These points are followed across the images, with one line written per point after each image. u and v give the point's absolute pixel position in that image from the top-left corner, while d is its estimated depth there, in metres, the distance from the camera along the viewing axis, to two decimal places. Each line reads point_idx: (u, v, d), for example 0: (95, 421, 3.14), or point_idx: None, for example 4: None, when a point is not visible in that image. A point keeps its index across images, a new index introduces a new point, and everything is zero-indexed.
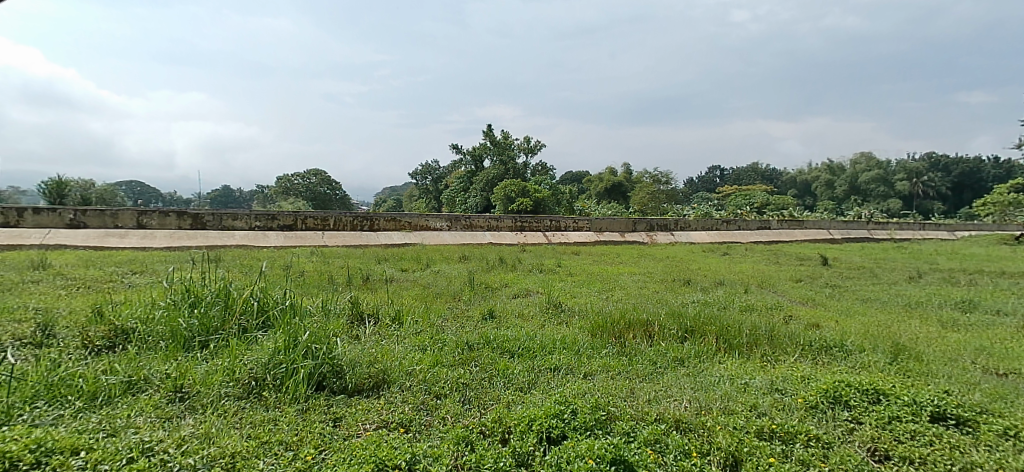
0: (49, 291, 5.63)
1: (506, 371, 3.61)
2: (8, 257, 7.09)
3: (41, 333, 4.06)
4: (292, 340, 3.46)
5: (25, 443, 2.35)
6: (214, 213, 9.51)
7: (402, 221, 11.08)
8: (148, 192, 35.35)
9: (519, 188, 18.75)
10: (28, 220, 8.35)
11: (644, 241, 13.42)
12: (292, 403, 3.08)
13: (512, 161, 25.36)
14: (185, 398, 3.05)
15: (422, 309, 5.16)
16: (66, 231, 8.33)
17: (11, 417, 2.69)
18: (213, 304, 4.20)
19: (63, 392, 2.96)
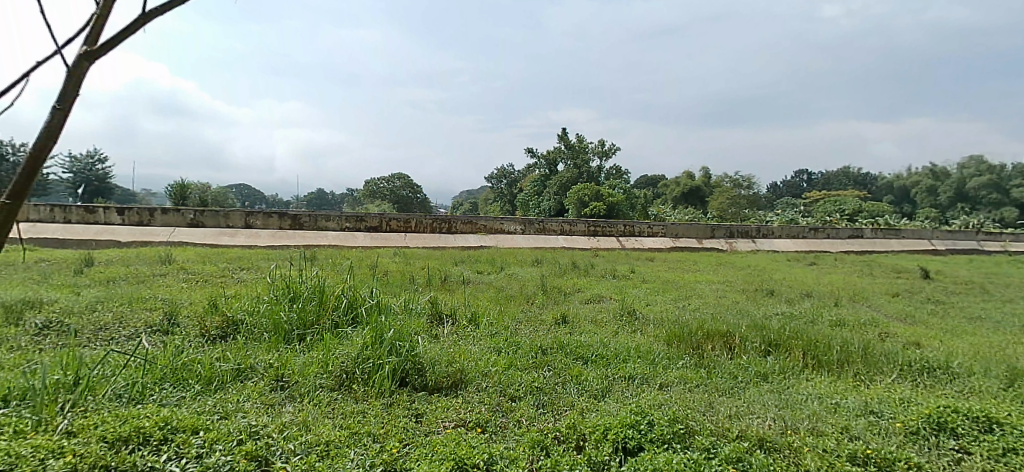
0: (175, 283, 6.27)
1: (580, 377, 3.63)
2: (141, 252, 7.96)
3: (168, 321, 4.53)
4: (379, 337, 3.67)
5: (156, 420, 2.60)
6: (310, 214, 10.15)
7: (478, 224, 11.32)
8: (250, 193, 38.24)
9: (592, 192, 18.57)
10: (158, 219, 9.28)
11: (724, 248, 12.93)
12: (378, 396, 3.26)
13: (586, 165, 25.14)
14: (285, 387, 3.32)
15: (497, 311, 5.26)
16: (188, 230, 9.24)
17: (144, 396, 3.03)
18: (309, 300, 4.50)
19: (186, 376, 3.29)
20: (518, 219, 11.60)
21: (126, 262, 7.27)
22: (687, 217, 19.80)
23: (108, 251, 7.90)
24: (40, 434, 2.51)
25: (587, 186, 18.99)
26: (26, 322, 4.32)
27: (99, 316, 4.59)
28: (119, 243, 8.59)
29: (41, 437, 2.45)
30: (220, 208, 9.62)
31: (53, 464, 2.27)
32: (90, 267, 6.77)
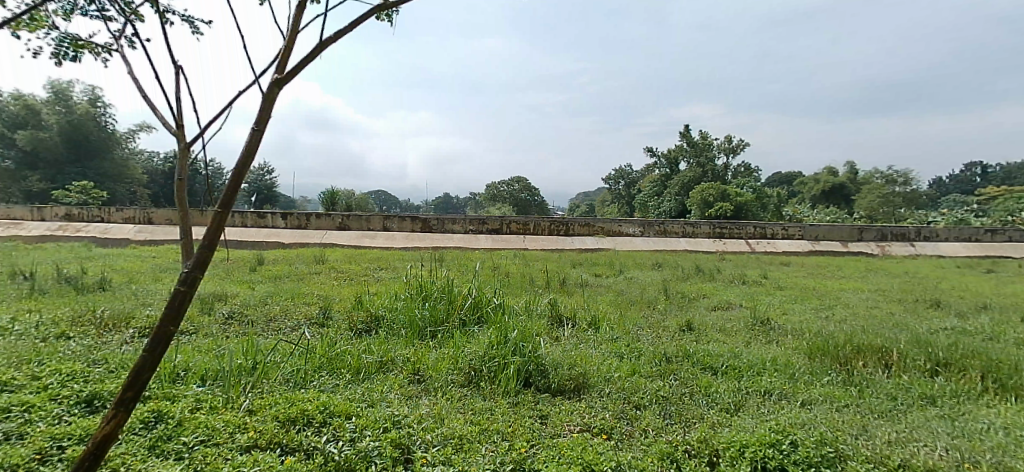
0: (325, 281, 6.90)
1: (709, 389, 3.41)
2: (299, 253, 8.88)
3: (322, 315, 4.98)
4: (503, 337, 3.72)
5: (318, 404, 2.87)
6: (439, 217, 10.68)
7: (596, 226, 11.16)
8: (384, 198, 41.08)
9: (717, 191, 17.45)
10: (313, 223, 10.32)
11: (875, 252, 11.55)
12: (504, 394, 3.29)
13: (711, 163, 23.79)
14: (421, 380, 3.48)
15: (617, 316, 5.11)
16: (337, 233, 10.20)
17: (306, 382, 3.34)
18: (439, 298, 4.68)
19: (338, 366, 3.58)
20: (637, 221, 11.20)
21: (288, 261, 8.17)
22: (830, 217, 17.96)
23: (274, 252, 8.93)
24: (230, 410, 2.87)
25: (712, 185, 17.84)
26: (216, 312, 5.00)
27: (268, 309, 5.19)
28: (282, 245, 9.69)
29: (230, 413, 2.81)
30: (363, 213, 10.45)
31: (240, 438, 2.58)
32: (259, 265, 7.71)
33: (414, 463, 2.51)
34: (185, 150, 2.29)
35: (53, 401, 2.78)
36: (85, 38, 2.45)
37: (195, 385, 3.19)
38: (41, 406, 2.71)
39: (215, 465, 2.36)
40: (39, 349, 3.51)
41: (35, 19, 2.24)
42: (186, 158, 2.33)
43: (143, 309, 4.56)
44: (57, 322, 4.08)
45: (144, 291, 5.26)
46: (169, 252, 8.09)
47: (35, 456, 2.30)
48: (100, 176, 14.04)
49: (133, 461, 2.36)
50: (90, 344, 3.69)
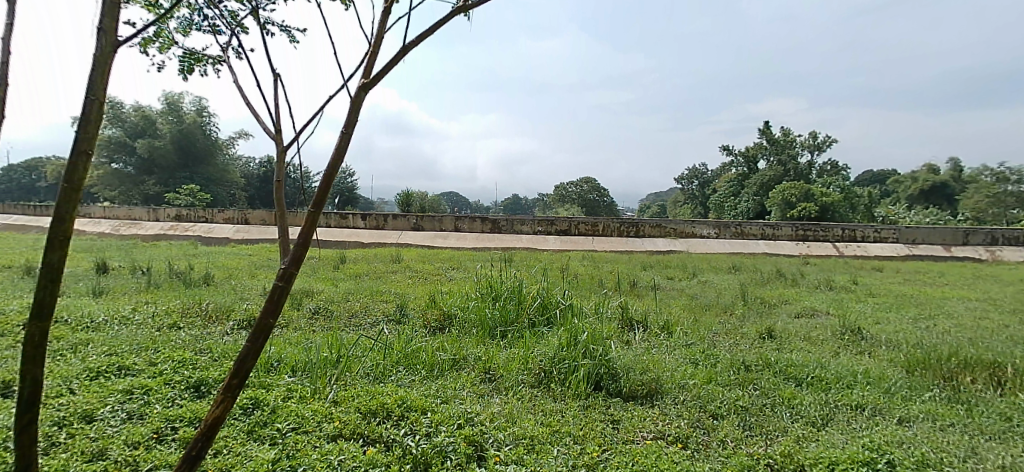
0: (400, 279, 7.14)
1: (793, 401, 3.23)
2: (377, 252, 9.25)
3: (399, 311, 5.15)
4: (574, 339, 3.69)
5: (395, 399, 2.97)
6: (508, 218, 10.76)
7: (668, 228, 10.82)
8: (455, 199, 41.96)
9: (800, 191, 16.49)
10: (389, 223, 10.72)
11: (984, 257, 10.50)
12: (575, 397, 3.27)
13: (793, 161, 22.51)
14: (492, 379, 3.51)
15: (692, 321, 4.94)
16: (411, 233, 10.53)
17: (384, 376, 3.47)
18: (509, 299, 4.71)
19: (413, 362, 3.69)
20: (711, 222, 10.71)
21: (366, 260, 8.52)
22: (930, 218, 16.52)
23: (353, 251, 9.34)
24: (317, 400, 3.03)
25: (795, 184, 16.86)
26: (302, 307, 5.30)
27: (349, 306, 5.44)
28: (362, 244, 10.13)
29: (317, 403, 2.97)
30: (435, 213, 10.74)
31: (326, 427, 2.72)
32: (341, 263, 8.09)
33: (487, 461, 2.53)
34: (283, 156, 2.45)
35: (166, 386, 3.06)
36: (200, 51, 2.65)
37: (286, 375, 3.40)
38: (157, 389, 2.99)
39: (304, 451, 2.49)
40: (155, 337, 3.89)
41: (159, 38, 2.45)
42: (284, 164, 2.48)
43: (241, 303, 4.91)
44: (169, 313, 4.48)
45: (241, 286, 5.67)
46: (261, 251, 8.67)
47: (153, 435, 2.53)
48: (206, 181, 15.26)
49: (234, 444, 2.54)
50: (196, 334, 4.03)
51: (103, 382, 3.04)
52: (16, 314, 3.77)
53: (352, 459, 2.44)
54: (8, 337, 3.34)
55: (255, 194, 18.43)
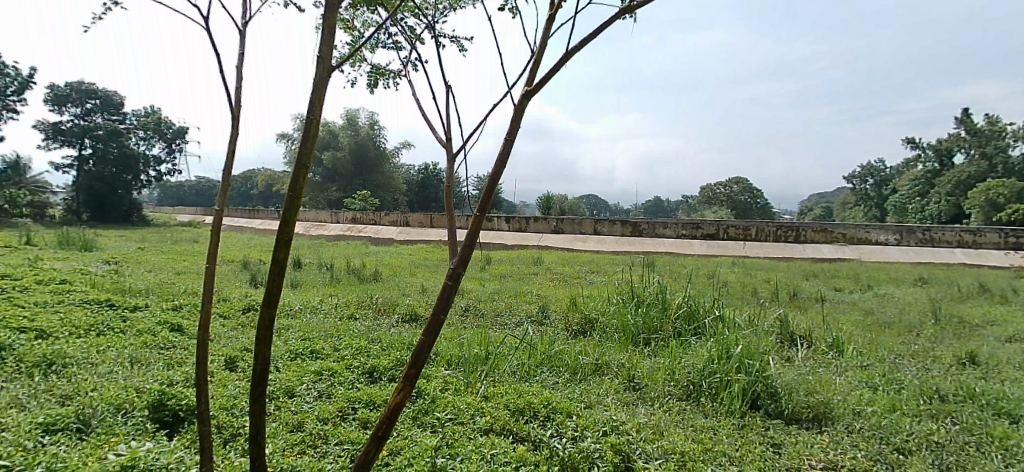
0: (542, 281, 7.23)
1: (1007, 442, 2.70)
2: (521, 254, 9.50)
3: (541, 313, 5.19)
4: (726, 352, 3.43)
5: (542, 399, 3.01)
6: (649, 221, 10.40)
7: (835, 232, 9.57)
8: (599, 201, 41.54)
9: (1012, 191, 13.63)
10: (531, 225, 11.07)
11: None
12: (728, 415, 3.04)
13: (1002, 154, 18.70)
14: (638, 388, 3.39)
15: (867, 339, 4.34)
16: (552, 236, 10.69)
17: (530, 376, 3.54)
18: (653, 305, 4.48)
19: (557, 364, 3.71)
20: (891, 227, 9.37)
21: (510, 262, 8.78)
22: None
23: (499, 252, 9.69)
24: (469, 394, 3.19)
25: (1003, 182, 14.02)
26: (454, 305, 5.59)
27: (496, 305, 5.64)
28: (507, 246, 10.52)
29: (470, 397, 3.12)
30: (576, 216, 10.82)
31: (479, 420, 2.84)
32: (487, 264, 8.45)
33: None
34: (452, 163, 2.61)
35: (346, 370, 3.43)
36: (385, 67, 2.92)
37: (442, 368, 3.62)
38: (340, 372, 3.37)
39: (461, 441, 2.61)
40: (337, 325, 4.39)
41: (353, 57, 2.75)
42: (452, 171, 2.65)
43: (403, 299, 5.33)
44: (347, 305, 5.03)
45: (403, 283, 6.16)
46: (418, 251, 9.35)
47: (337, 413, 2.86)
48: (376, 187, 17.12)
49: (402, 428, 2.76)
50: (368, 325, 4.48)
51: (299, 363, 3.50)
52: (235, 301, 4.50)
53: (504, 454, 2.51)
54: (232, 320, 4.01)
55: (414, 198, 19.96)
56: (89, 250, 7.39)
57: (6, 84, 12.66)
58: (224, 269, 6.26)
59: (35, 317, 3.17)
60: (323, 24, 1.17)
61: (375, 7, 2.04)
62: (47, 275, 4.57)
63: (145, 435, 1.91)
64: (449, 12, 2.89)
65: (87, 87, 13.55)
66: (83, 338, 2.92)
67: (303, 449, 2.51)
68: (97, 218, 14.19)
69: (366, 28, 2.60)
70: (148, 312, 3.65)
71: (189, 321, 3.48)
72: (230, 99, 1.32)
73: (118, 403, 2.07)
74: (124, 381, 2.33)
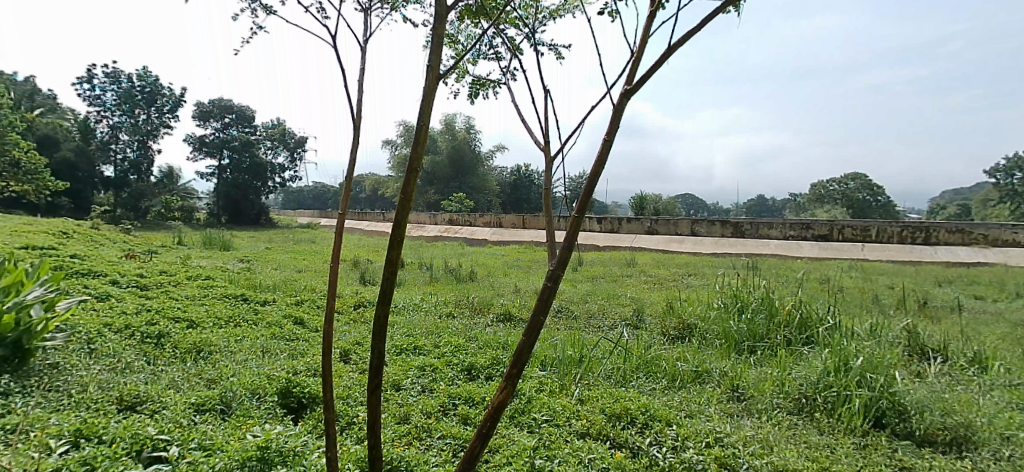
0: (636, 283, 7.03)
1: None
2: (614, 255, 9.33)
3: (636, 317, 5.04)
4: (844, 364, 3.15)
5: (639, 405, 2.93)
6: (752, 221, 9.78)
7: (974, 233, 8.50)
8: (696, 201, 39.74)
9: None
10: (624, 227, 10.98)
11: None
12: (847, 433, 2.79)
13: None
14: (742, 399, 3.21)
15: (1017, 356, 3.79)
16: (646, 237, 10.45)
17: (626, 381, 3.46)
18: (758, 311, 4.21)
19: (654, 369, 3.61)
20: None
21: (603, 263, 8.64)
22: None
23: (592, 254, 9.58)
24: (565, 396, 3.18)
25: None
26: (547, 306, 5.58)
27: (590, 307, 5.58)
28: (600, 247, 10.40)
29: (565, 399, 3.11)
30: (671, 217, 10.51)
31: (575, 423, 2.82)
32: (579, 265, 8.38)
33: None
34: (550, 166, 2.61)
35: (447, 366, 3.56)
36: (486, 76, 3.00)
37: (537, 369, 3.63)
38: (441, 368, 3.50)
39: (557, 444, 2.61)
40: (437, 323, 4.57)
41: (455, 69, 2.84)
42: (550, 175, 2.66)
43: (498, 299, 5.43)
44: (445, 304, 5.21)
45: (497, 283, 6.26)
46: (512, 251, 9.45)
47: (439, 408, 2.97)
48: (471, 188, 17.41)
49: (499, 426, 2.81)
50: (466, 323, 4.61)
51: (404, 358, 3.68)
52: (347, 297, 4.82)
53: (601, 459, 2.46)
54: (344, 315, 4.30)
55: (507, 199, 20.24)
56: (226, 249, 8.26)
57: (163, 103, 14.42)
58: (336, 267, 6.73)
59: (187, 308, 3.60)
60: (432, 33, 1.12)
61: (478, 22, 2.08)
62: (193, 271, 5.16)
63: (275, 419, 2.11)
64: (549, 21, 2.91)
65: (225, 103, 15.10)
66: (224, 328, 3.27)
67: (409, 441, 2.63)
68: (233, 220, 15.79)
69: (470, 40, 2.67)
70: (275, 306, 4.01)
71: (309, 315, 3.78)
72: (352, 111, 1.38)
73: (253, 388, 2.30)
74: (257, 368, 2.58)
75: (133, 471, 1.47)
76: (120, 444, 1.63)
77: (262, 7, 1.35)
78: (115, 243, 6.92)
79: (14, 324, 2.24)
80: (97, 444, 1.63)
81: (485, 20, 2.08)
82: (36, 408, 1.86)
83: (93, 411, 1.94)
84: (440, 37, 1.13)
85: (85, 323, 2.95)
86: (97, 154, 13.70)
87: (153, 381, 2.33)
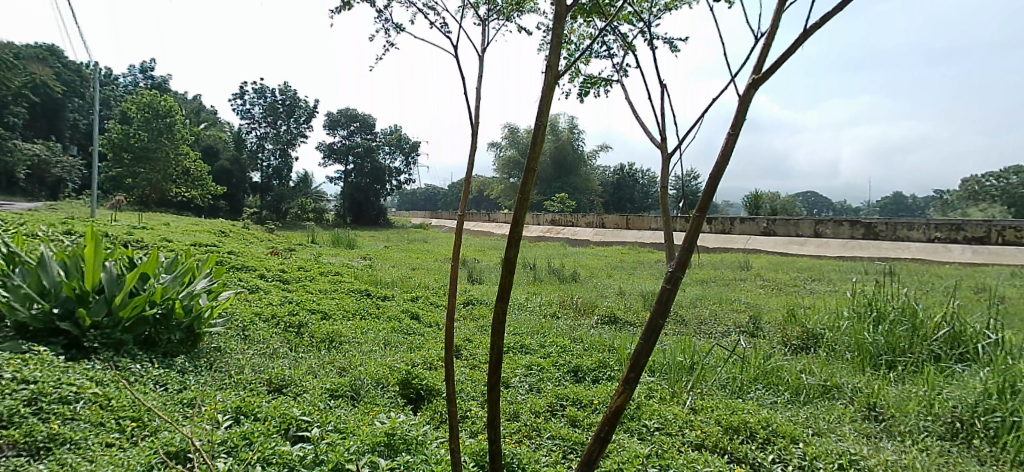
0: (752, 288, 6.59)
1: None
2: (726, 258, 8.85)
3: (754, 324, 4.72)
4: (1009, 386, 2.76)
5: (760, 419, 2.75)
6: (888, 221, 8.77)
7: None
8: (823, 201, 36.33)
9: None
10: (736, 227, 10.48)
11: None
12: (1015, 466, 2.42)
13: None
14: (880, 419, 2.89)
15: None
16: (762, 238, 9.83)
17: (743, 393, 3.26)
18: (898, 323, 3.76)
19: (775, 381, 3.36)
20: None
21: (714, 266, 8.23)
22: None
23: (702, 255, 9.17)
24: (676, 405, 3.05)
25: None
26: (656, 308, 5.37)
27: (701, 312, 5.32)
28: (710, 249, 9.95)
29: (676, 407, 2.99)
30: (791, 217, 9.77)
31: (688, 433, 2.70)
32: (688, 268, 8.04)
33: None
34: (667, 164, 2.53)
35: (553, 367, 3.57)
36: (597, 75, 2.96)
37: (646, 375, 3.52)
38: (548, 368, 3.51)
39: (670, 453, 2.51)
40: (542, 323, 4.59)
41: (567, 70, 2.85)
42: (667, 174, 2.56)
43: (603, 300, 5.34)
44: (550, 304, 5.23)
45: (601, 285, 6.18)
46: (617, 252, 9.27)
47: (547, 408, 2.98)
48: (573, 188, 17.32)
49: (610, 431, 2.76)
50: (571, 325, 4.59)
51: (511, 357, 3.74)
52: (456, 295, 5.01)
53: None
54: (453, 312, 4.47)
55: (612, 199, 19.89)
56: (350, 247, 8.90)
57: (300, 114, 15.81)
58: (447, 265, 6.99)
59: (321, 300, 3.95)
60: (553, 27, 1.05)
61: (591, 20, 2.06)
62: (325, 267, 5.63)
63: (397, 407, 2.24)
64: (664, 13, 2.83)
65: (349, 113, 16.35)
66: (352, 320, 3.54)
67: (520, 438, 2.67)
68: (357, 221, 17.01)
69: (582, 40, 2.66)
70: (394, 301, 4.25)
71: (424, 311, 3.98)
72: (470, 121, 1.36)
73: (377, 378, 2.46)
74: (380, 359, 2.77)
75: (283, 447, 1.64)
76: (271, 422, 1.82)
77: (393, 26, 1.37)
78: (259, 241, 7.74)
79: (188, 310, 2.60)
80: (253, 420, 1.83)
81: (600, 16, 2.04)
82: (205, 385, 2.13)
83: (248, 391, 2.18)
84: (560, 33, 1.05)
85: (239, 312, 3.32)
86: (247, 162, 15.32)
87: (295, 366, 2.58)
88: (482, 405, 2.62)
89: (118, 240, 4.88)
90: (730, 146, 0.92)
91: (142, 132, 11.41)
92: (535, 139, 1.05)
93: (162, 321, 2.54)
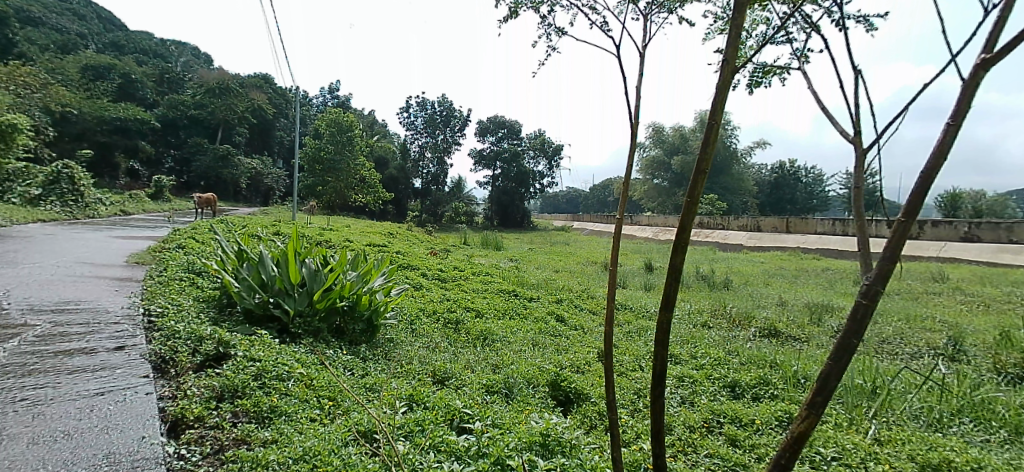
0: (951, 304, 5.61)
1: None
2: (914, 267, 7.69)
3: (952, 346, 4.03)
4: None
5: (968, 459, 2.33)
6: None
7: None
8: None
9: None
10: (928, 232, 9.09)
11: None
12: None
13: None
14: None
15: None
16: (961, 245, 8.37)
17: (943, 426, 2.79)
18: None
19: (987, 416, 2.83)
20: None
21: (898, 276, 7.18)
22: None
23: None
24: (855, 433, 2.70)
25: None
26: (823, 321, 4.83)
27: (882, 329, 4.66)
28: None
29: (856, 436, 2.64)
30: (1002, 220, 8.16)
31: (873, 466, 2.36)
32: None
33: None
34: (862, 158, 2.23)
35: (707, 380, 3.36)
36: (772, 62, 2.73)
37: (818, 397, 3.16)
38: (701, 381, 3.33)
39: None
40: (693, 332, 4.37)
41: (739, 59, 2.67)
42: (861, 169, 2.27)
43: (761, 311, 4.93)
44: (701, 313, 4.95)
45: (758, 294, 5.71)
46: (776, 259, 8.49)
47: (703, 423, 2.82)
48: (723, 189, 16.34)
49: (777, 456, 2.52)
50: (725, 335, 4.30)
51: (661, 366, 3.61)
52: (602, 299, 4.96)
53: None
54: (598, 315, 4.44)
55: (768, 200, 18.33)
56: (498, 249, 9.26)
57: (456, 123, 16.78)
58: (592, 269, 6.96)
59: (474, 299, 4.17)
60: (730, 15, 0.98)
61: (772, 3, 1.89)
62: (476, 267, 5.93)
63: (548, 408, 2.28)
64: None
65: (499, 120, 16.97)
66: (503, 320, 3.68)
67: (674, 453, 2.55)
68: (503, 224, 17.64)
69: (758, 25, 2.47)
70: (540, 302, 4.33)
71: (570, 314, 4.01)
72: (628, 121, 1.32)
73: (529, 377, 2.52)
74: (531, 359, 2.83)
75: (450, 435, 1.75)
76: (439, 411, 1.95)
77: (555, 30, 1.39)
78: (419, 242, 8.41)
79: (369, 304, 2.86)
80: (423, 408, 1.99)
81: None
82: (383, 372, 2.36)
83: (417, 380, 2.37)
84: (739, 23, 0.98)
85: (407, 308, 3.63)
86: (410, 170, 16.76)
87: (454, 360, 2.74)
88: (634, 414, 2.56)
89: (312, 240, 5.64)
90: (951, 138, 0.79)
91: (329, 145, 13.09)
92: (706, 136, 0.98)
93: (349, 312, 2.84)
